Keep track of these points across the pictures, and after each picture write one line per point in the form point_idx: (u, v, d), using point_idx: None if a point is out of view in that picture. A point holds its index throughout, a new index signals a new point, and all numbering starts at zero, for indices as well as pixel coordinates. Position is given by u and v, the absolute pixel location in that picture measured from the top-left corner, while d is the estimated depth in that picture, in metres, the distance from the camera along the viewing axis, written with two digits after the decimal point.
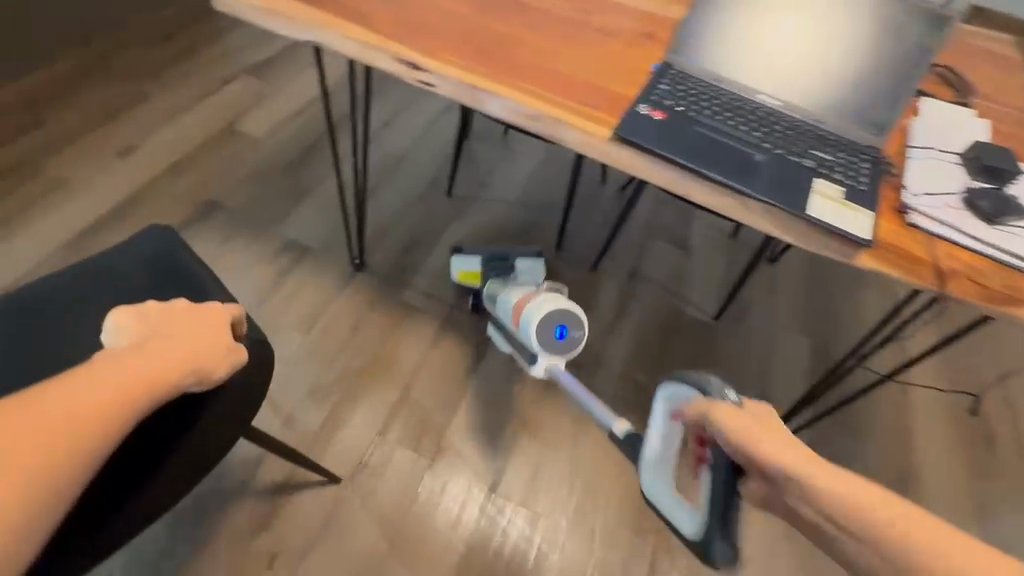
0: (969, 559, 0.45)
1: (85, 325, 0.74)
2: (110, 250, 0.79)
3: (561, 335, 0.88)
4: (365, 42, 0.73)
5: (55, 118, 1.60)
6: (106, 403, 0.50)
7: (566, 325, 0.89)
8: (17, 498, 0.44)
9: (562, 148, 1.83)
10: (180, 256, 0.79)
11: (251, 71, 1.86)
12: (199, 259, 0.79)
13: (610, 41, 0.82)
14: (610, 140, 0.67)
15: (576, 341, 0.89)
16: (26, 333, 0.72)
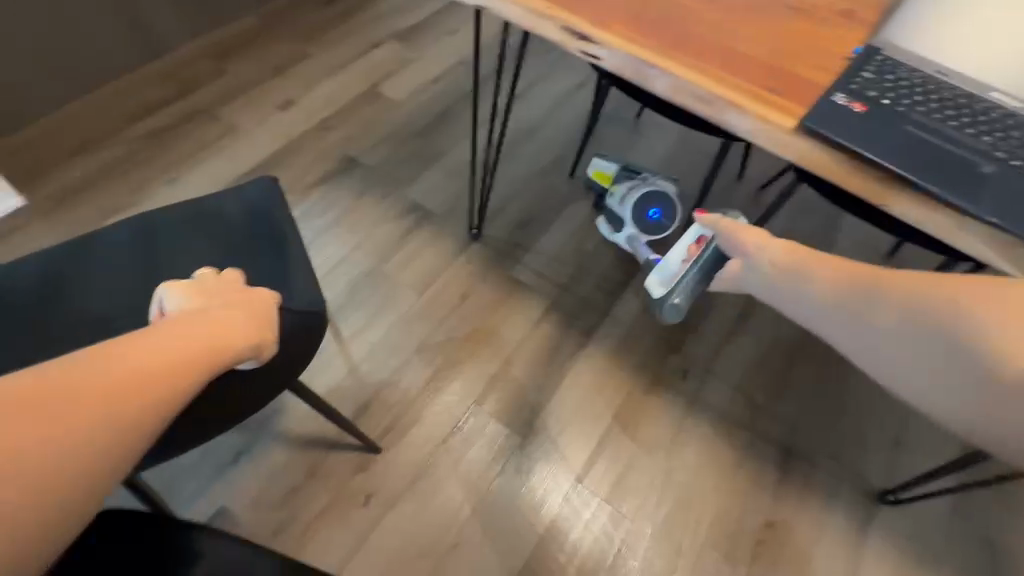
0: (919, 286, 0.60)
1: (187, 256, 0.82)
2: (224, 194, 0.87)
3: (654, 215, 1.31)
4: (533, 8, 0.70)
5: (233, 70, 1.80)
6: (173, 366, 0.50)
7: (659, 210, 1.31)
8: (81, 446, 0.43)
9: (698, 137, 1.70)
10: (273, 211, 0.83)
11: (398, 36, 1.93)
12: (288, 218, 0.82)
13: (802, 17, 0.72)
14: (795, 132, 0.59)
15: (663, 226, 1.31)
16: (145, 254, 0.82)
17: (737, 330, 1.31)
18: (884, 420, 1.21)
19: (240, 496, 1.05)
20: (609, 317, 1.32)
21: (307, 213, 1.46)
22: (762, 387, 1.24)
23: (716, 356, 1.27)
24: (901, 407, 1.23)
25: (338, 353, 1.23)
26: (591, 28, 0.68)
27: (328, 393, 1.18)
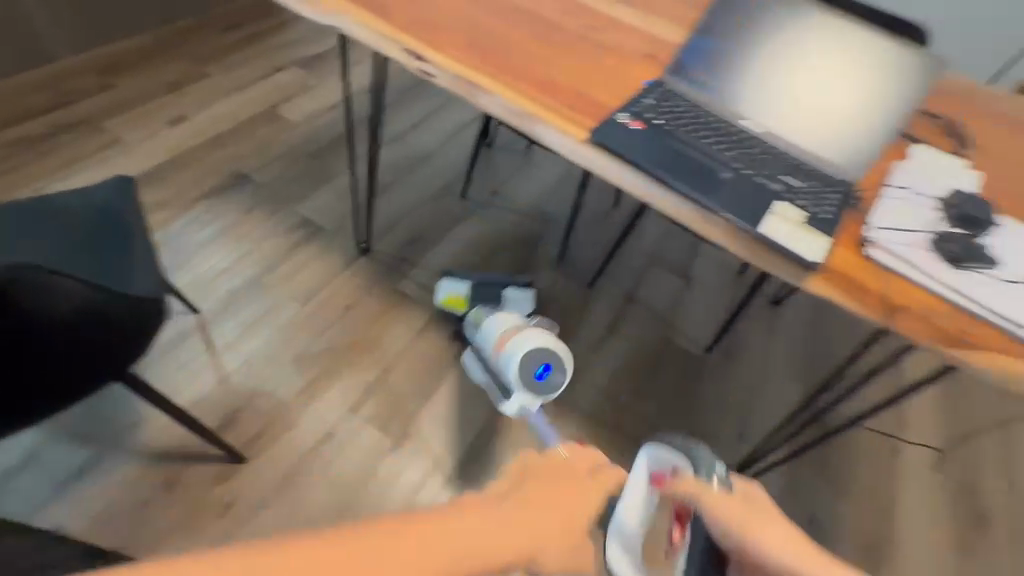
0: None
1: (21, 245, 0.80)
2: (76, 191, 0.87)
3: (543, 374, 0.94)
4: (377, 31, 0.79)
5: (122, 84, 1.76)
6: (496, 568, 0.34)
7: (549, 366, 0.95)
8: None
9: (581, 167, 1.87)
10: (124, 210, 0.85)
11: (302, 63, 1.99)
12: (142, 218, 0.85)
13: (609, 55, 0.86)
14: (584, 141, 0.70)
15: (556, 386, 0.95)
16: None
17: (606, 338, 1.44)
18: (730, 416, 1.36)
19: (81, 515, 0.98)
20: None
21: (188, 227, 1.44)
22: (625, 390, 1.36)
23: (585, 362, 1.38)
24: (744, 404, 1.39)
25: (209, 364, 1.20)
26: (425, 50, 0.78)
27: (194, 406, 1.14)
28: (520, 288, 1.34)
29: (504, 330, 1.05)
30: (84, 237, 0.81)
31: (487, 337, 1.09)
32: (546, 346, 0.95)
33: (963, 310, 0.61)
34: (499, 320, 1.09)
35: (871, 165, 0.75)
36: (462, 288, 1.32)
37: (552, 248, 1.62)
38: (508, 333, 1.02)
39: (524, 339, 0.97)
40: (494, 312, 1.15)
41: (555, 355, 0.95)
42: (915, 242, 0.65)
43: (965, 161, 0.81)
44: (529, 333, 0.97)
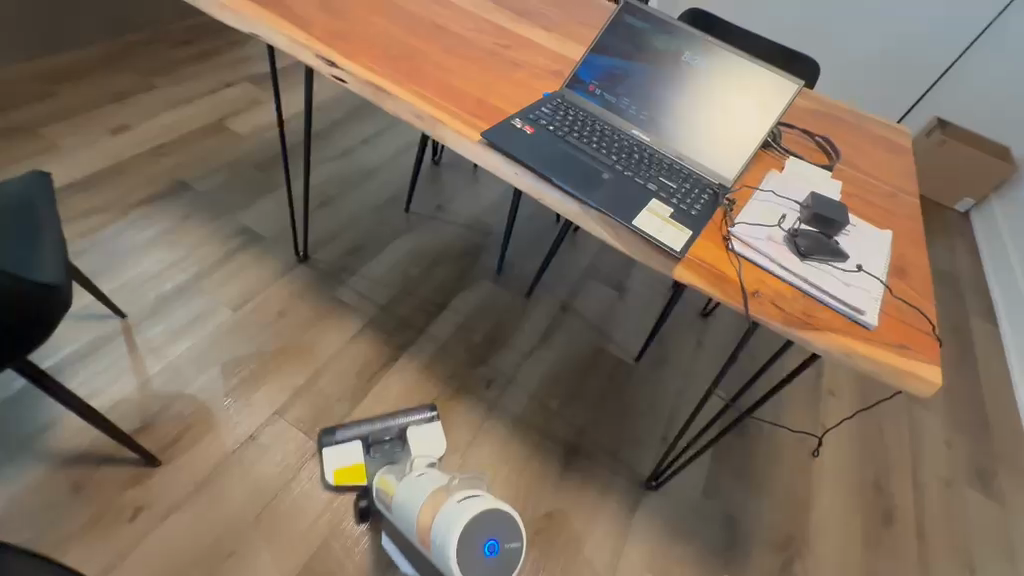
0: None
1: None
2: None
3: (490, 549, 0.76)
4: (294, 39, 0.84)
5: (65, 93, 1.76)
6: None
7: (497, 538, 0.77)
8: None
9: None
10: (36, 204, 0.85)
11: (254, 80, 2.04)
12: (54, 212, 0.85)
13: (517, 69, 0.94)
14: (479, 142, 0.76)
15: (510, 555, 0.77)
16: None
17: (539, 345, 1.48)
18: (656, 420, 1.41)
19: None
20: (424, 334, 1.42)
21: (121, 232, 1.42)
22: (556, 395, 1.40)
23: (518, 368, 1.42)
24: (670, 408, 1.45)
25: (130, 368, 1.18)
26: (338, 58, 0.83)
27: (109, 410, 1.12)
28: (421, 414, 1.21)
29: (423, 501, 0.88)
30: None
31: (408, 516, 0.89)
32: (485, 509, 0.77)
33: (809, 296, 0.68)
34: (416, 491, 0.92)
35: (743, 171, 0.82)
36: (357, 455, 1.14)
37: (492, 259, 1.67)
38: (431, 508, 0.85)
39: (458, 510, 0.79)
40: (409, 476, 0.98)
41: (500, 516, 0.78)
42: (772, 237, 0.72)
43: (830, 173, 0.90)
44: (460, 502, 0.79)
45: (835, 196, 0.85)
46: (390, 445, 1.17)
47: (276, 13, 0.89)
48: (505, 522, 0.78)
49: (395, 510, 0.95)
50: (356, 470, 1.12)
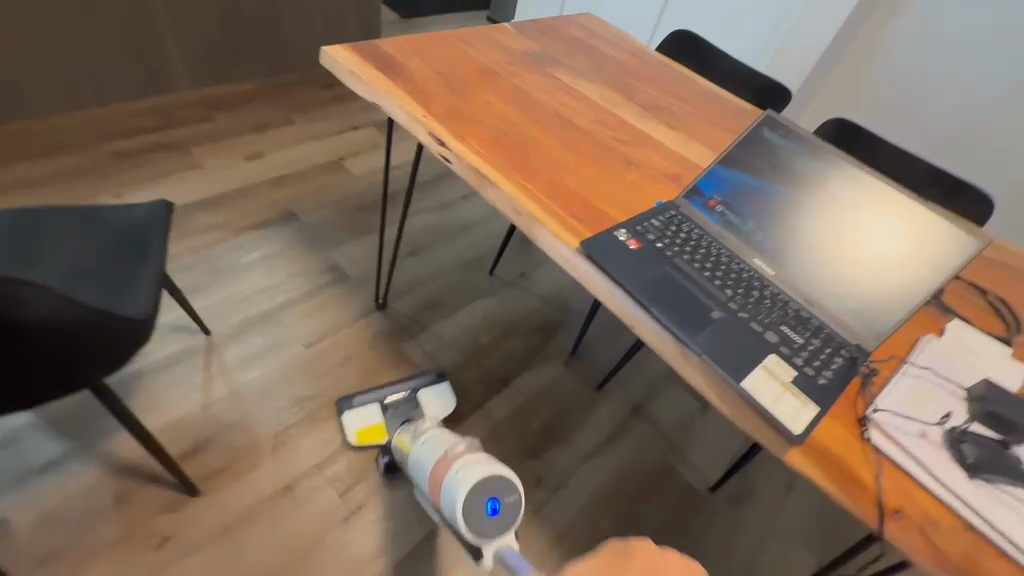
0: None
1: (53, 249, 0.87)
2: (116, 208, 0.95)
3: (492, 510, 0.74)
4: (412, 114, 0.85)
5: (221, 118, 2.00)
6: None
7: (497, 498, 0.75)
8: None
9: None
10: (150, 232, 0.91)
11: (379, 126, 2.19)
12: (163, 238, 0.91)
13: (631, 169, 0.87)
14: (576, 251, 0.68)
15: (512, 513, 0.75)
16: (15, 240, 0.86)
17: (601, 449, 1.34)
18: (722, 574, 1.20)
19: (28, 510, 0.98)
20: (480, 411, 1.34)
21: (229, 253, 1.52)
22: (609, 512, 1.24)
23: (573, 471, 1.28)
24: (742, 563, 1.22)
25: (198, 387, 1.22)
26: (449, 138, 0.82)
27: (170, 426, 1.15)
28: (425, 377, 1.31)
29: (438, 458, 0.87)
30: (110, 252, 0.87)
31: (422, 472, 0.90)
32: (485, 470, 0.77)
33: (975, 531, 0.51)
34: (426, 452, 0.93)
35: (893, 334, 0.67)
36: (375, 416, 1.22)
37: (568, 340, 1.57)
38: (441, 465, 0.85)
39: (457, 475, 0.79)
40: (422, 436, 1.00)
41: (500, 479, 0.77)
42: (925, 435, 0.57)
43: (1010, 350, 0.71)
44: (459, 469, 0.80)
45: (1017, 387, 0.66)
46: (403, 407, 1.25)
47: (401, 86, 0.91)
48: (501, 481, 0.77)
49: (411, 468, 0.97)
50: (375, 431, 1.20)
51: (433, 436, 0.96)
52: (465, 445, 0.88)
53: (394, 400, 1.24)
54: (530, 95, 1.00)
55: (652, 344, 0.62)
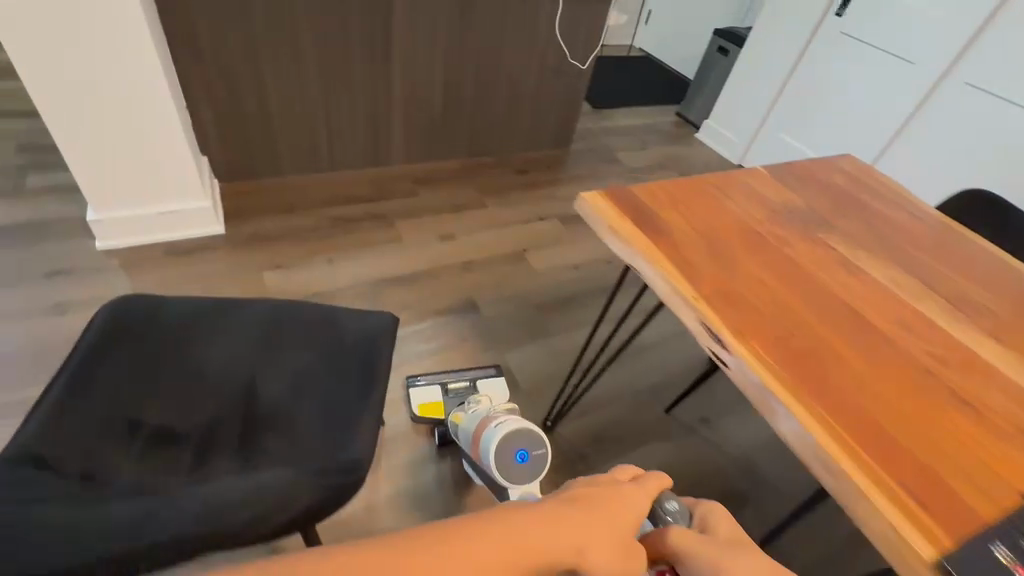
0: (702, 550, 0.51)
1: (294, 351, 0.92)
2: (350, 312, 0.99)
3: (520, 456, 0.92)
4: (680, 292, 0.74)
5: (425, 194, 2.13)
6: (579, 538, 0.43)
7: (526, 448, 0.93)
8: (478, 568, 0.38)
9: None
10: (376, 349, 0.92)
11: (563, 219, 2.19)
12: (387, 357, 0.91)
13: (972, 413, 0.67)
14: (933, 566, 0.52)
15: (538, 461, 0.92)
16: (269, 336, 0.94)
17: None
18: None
19: None
20: None
21: (412, 338, 1.55)
22: None
23: None
24: None
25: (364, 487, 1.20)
26: (728, 332, 0.69)
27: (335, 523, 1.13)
28: (486, 371, 1.42)
29: (476, 423, 1.09)
30: (341, 366, 0.90)
31: (467, 434, 1.12)
32: (521, 425, 0.94)
33: None
34: (471, 417, 1.14)
35: None
36: (437, 396, 1.36)
37: (757, 522, 1.30)
38: (481, 425, 1.05)
39: (494, 427, 0.98)
40: (470, 410, 1.19)
41: (530, 433, 0.94)
42: None
43: None
44: (496, 422, 0.99)
45: None
46: (462, 389, 1.37)
47: (660, 245, 0.81)
48: (533, 436, 0.94)
49: (461, 438, 1.19)
50: (435, 408, 1.34)
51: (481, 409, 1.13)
52: (502, 412, 1.06)
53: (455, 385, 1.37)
54: (808, 270, 0.83)
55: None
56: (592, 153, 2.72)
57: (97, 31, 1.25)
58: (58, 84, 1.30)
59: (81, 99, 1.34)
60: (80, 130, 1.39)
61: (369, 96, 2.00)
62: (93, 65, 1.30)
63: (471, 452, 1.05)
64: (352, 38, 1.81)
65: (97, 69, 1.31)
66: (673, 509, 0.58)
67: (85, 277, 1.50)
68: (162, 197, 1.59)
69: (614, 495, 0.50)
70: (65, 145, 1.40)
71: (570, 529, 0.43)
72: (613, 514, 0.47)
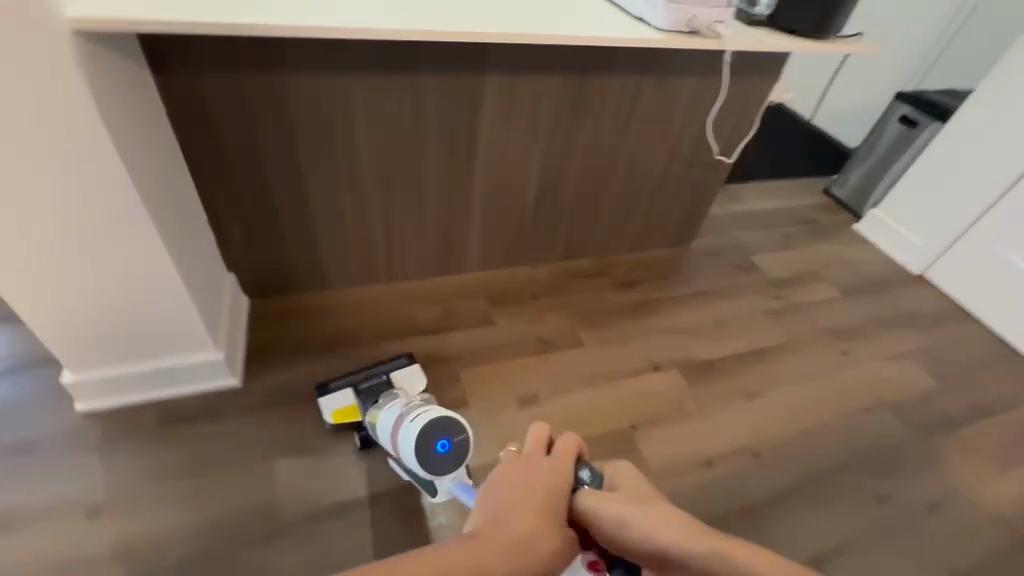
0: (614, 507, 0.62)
1: None
2: None
3: (443, 445, 0.97)
4: None
5: (503, 320, 1.64)
6: (524, 528, 0.56)
7: (448, 438, 0.98)
8: (456, 574, 0.47)
9: None
10: None
11: (687, 367, 1.61)
12: None
13: None
14: None
15: (460, 445, 0.98)
16: None
17: None
18: None
19: None
20: None
21: None
22: None
23: None
24: None
25: None
26: None
27: None
28: (397, 361, 1.37)
29: (392, 419, 1.07)
30: None
31: (386, 435, 1.08)
32: (441, 418, 0.97)
33: None
34: (386, 415, 1.10)
35: None
36: (349, 398, 1.28)
37: None
38: (399, 421, 1.04)
39: (412, 422, 0.99)
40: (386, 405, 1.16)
41: (444, 422, 0.98)
42: None
43: None
44: (414, 418, 0.99)
45: None
46: (372, 381, 1.31)
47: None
48: (448, 424, 0.98)
49: (379, 436, 1.13)
50: (352, 412, 1.26)
51: (392, 405, 1.12)
52: (416, 404, 1.07)
53: (367, 383, 1.29)
54: None
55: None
56: (717, 255, 2.10)
57: (84, 191, 0.92)
58: (24, 246, 0.95)
59: (43, 249, 0.96)
60: (59, 299, 1.04)
61: (442, 201, 1.53)
62: (56, 208, 0.92)
63: (392, 449, 1.04)
64: (426, 138, 1.35)
65: (62, 211, 0.93)
66: (589, 476, 0.69)
67: (50, 464, 1.13)
68: (156, 350, 1.20)
69: (534, 470, 0.66)
70: (26, 303, 1.02)
71: (509, 528, 0.55)
72: (539, 484, 0.64)
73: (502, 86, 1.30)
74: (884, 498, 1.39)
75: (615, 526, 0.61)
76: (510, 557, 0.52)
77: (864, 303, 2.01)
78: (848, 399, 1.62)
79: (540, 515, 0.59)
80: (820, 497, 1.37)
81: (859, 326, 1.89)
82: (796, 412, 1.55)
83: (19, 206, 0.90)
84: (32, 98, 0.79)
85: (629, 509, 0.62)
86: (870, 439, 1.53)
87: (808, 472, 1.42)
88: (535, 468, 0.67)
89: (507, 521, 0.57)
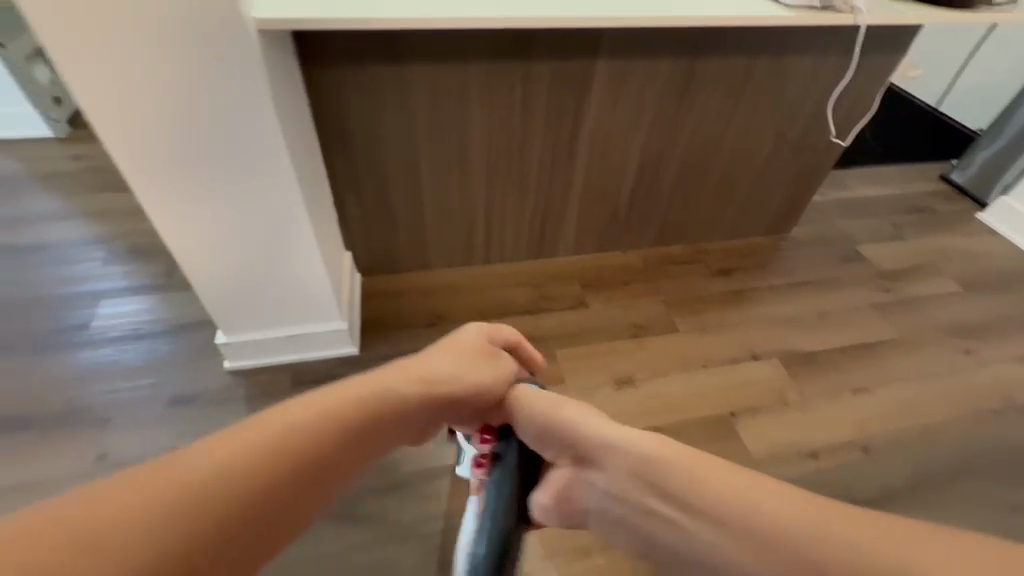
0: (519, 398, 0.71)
1: None
2: None
3: None
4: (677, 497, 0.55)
5: (595, 303, 1.66)
6: (349, 407, 0.52)
7: None
8: (256, 447, 0.42)
9: None
10: None
11: (788, 358, 1.56)
12: None
13: None
14: None
15: None
16: None
17: None
18: None
19: None
20: None
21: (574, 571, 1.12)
22: None
23: None
24: None
25: None
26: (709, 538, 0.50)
27: None
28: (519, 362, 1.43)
29: None
30: None
31: None
32: None
33: None
34: None
35: None
36: None
37: None
38: None
39: None
40: None
41: None
42: None
43: None
44: None
45: None
46: None
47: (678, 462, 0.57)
48: None
49: None
50: None
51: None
52: None
53: None
54: None
55: (774, 525, 0.47)
56: (819, 245, 2.00)
57: (250, 180, 1.04)
58: (197, 226, 1.08)
59: (214, 226, 1.09)
60: (219, 272, 1.19)
61: (543, 187, 1.57)
62: (225, 191, 1.04)
63: None
64: (533, 124, 1.39)
65: (235, 191, 1.05)
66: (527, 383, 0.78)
67: (206, 414, 1.32)
68: (290, 319, 1.34)
69: (462, 346, 0.73)
70: (193, 271, 1.16)
71: (340, 407, 0.51)
72: (458, 358, 0.70)
73: (611, 72, 1.32)
74: (1018, 507, 1.30)
75: (543, 415, 0.68)
76: (332, 431, 0.48)
77: (989, 300, 1.85)
78: (973, 401, 1.52)
79: (446, 380, 0.65)
80: (941, 500, 1.30)
81: (981, 324, 1.75)
82: (912, 411, 1.47)
83: (201, 189, 1.02)
84: (229, 90, 0.90)
85: (554, 408, 0.68)
86: (1000, 443, 1.43)
87: (929, 473, 1.35)
88: (465, 343, 0.74)
89: (340, 400, 0.52)
